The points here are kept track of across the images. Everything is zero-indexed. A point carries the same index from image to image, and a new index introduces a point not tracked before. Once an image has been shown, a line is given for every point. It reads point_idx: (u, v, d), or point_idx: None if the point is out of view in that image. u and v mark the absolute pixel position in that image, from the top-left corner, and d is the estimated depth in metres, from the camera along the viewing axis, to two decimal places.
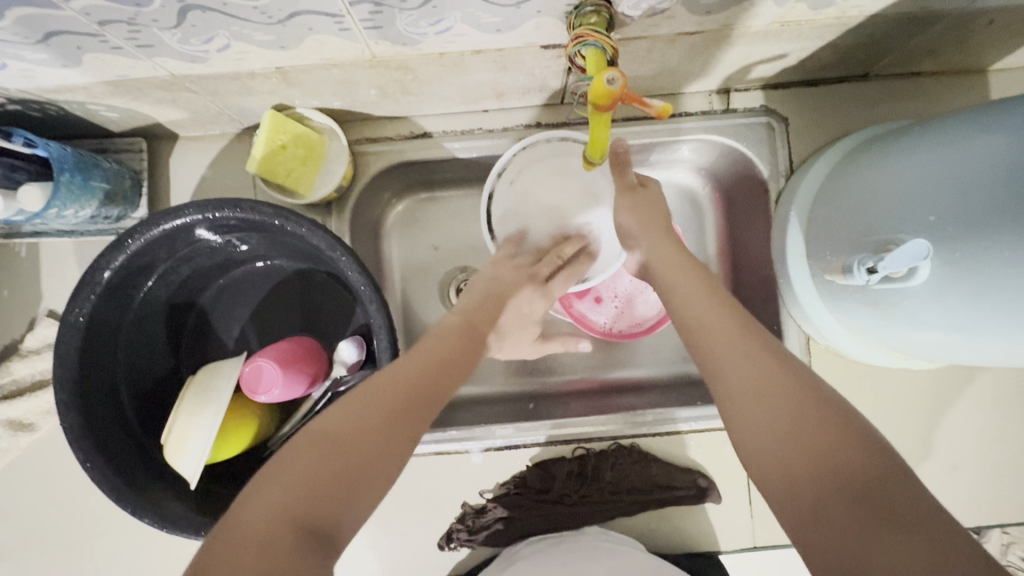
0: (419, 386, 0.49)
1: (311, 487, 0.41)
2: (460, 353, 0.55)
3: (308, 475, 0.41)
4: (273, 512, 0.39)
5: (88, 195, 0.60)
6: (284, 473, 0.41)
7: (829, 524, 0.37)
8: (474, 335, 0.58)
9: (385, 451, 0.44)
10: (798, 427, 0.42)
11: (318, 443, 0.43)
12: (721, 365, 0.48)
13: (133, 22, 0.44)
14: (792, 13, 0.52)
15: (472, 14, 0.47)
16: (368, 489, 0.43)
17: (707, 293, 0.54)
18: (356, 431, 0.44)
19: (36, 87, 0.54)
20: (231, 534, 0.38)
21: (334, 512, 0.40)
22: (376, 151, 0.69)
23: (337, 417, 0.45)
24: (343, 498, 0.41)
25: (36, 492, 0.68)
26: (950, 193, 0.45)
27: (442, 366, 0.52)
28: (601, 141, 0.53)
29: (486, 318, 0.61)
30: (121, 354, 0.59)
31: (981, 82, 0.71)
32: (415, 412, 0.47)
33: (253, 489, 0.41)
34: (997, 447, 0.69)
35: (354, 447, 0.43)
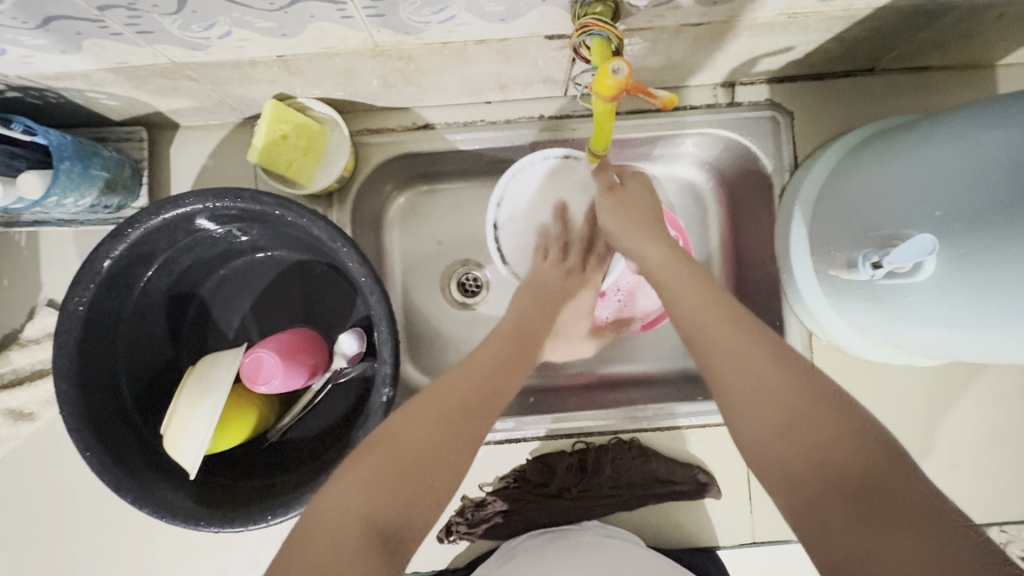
0: (476, 394, 0.51)
1: (379, 492, 0.43)
2: (511, 358, 0.56)
3: (385, 481, 0.43)
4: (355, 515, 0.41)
5: (88, 184, 0.59)
6: (361, 476, 0.43)
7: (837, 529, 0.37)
8: (525, 340, 0.59)
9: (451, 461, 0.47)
10: (800, 429, 0.41)
11: (392, 448, 0.45)
12: (720, 362, 0.47)
13: (133, 7, 0.43)
14: (799, 4, 0.51)
15: (476, 3, 0.46)
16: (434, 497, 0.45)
17: (703, 289, 0.52)
18: (428, 441, 0.46)
19: (36, 74, 0.53)
20: (310, 533, 0.41)
21: (403, 520, 0.43)
22: (378, 142, 0.69)
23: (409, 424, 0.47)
24: (414, 506, 0.44)
25: (36, 482, 0.68)
26: (957, 187, 0.45)
27: (499, 376, 0.54)
28: (605, 132, 0.52)
29: (540, 321, 0.62)
30: (120, 344, 0.59)
31: (988, 78, 0.70)
32: (475, 420, 0.49)
33: (334, 488, 0.43)
34: (999, 446, 0.69)
35: (419, 454, 0.45)
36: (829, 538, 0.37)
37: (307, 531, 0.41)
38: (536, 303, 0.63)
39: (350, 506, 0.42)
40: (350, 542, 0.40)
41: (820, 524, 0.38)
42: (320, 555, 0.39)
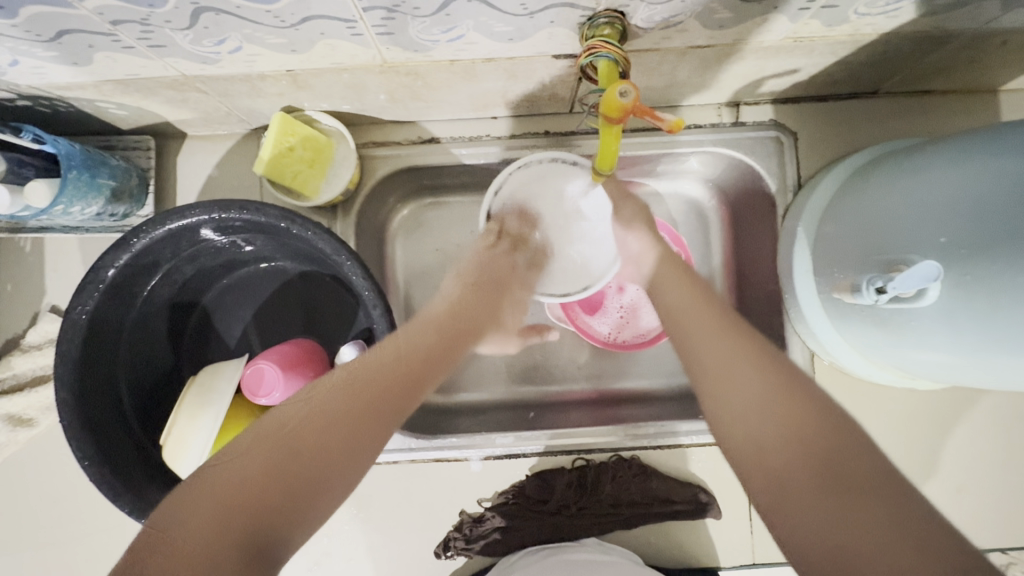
0: (385, 382, 0.46)
1: (236, 505, 0.37)
2: (440, 345, 0.53)
3: (243, 486, 0.38)
4: (215, 521, 0.36)
5: (94, 192, 0.59)
6: (216, 487, 0.38)
7: (825, 522, 0.36)
8: (458, 328, 0.57)
9: (342, 452, 0.42)
10: (801, 442, 0.40)
11: (265, 443, 0.41)
12: (716, 378, 0.47)
13: (146, 22, 0.44)
14: (805, 29, 0.51)
15: (485, 22, 0.47)
16: (304, 505, 0.40)
17: (697, 310, 0.53)
18: (307, 433, 0.41)
19: (47, 84, 0.54)
20: (159, 536, 0.36)
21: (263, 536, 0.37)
22: (384, 155, 0.69)
23: (282, 424, 0.42)
24: (274, 516, 0.38)
25: (33, 487, 0.68)
26: (963, 213, 0.44)
27: (415, 359, 0.49)
28: (612, 153, 0.52)
29: (479, 310, 0.61)
30: (122, 352, 0.59)
31: (991, 101, 0.71)
32: (376, 415, 0.44)
33: (195, 491, 0.38)
34: (1003, 471, 0.68)
35: (290, 452, 0.40)
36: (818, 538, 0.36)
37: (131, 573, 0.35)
38: (479, 293, 0.63)
39: (207, 512, 0.37)
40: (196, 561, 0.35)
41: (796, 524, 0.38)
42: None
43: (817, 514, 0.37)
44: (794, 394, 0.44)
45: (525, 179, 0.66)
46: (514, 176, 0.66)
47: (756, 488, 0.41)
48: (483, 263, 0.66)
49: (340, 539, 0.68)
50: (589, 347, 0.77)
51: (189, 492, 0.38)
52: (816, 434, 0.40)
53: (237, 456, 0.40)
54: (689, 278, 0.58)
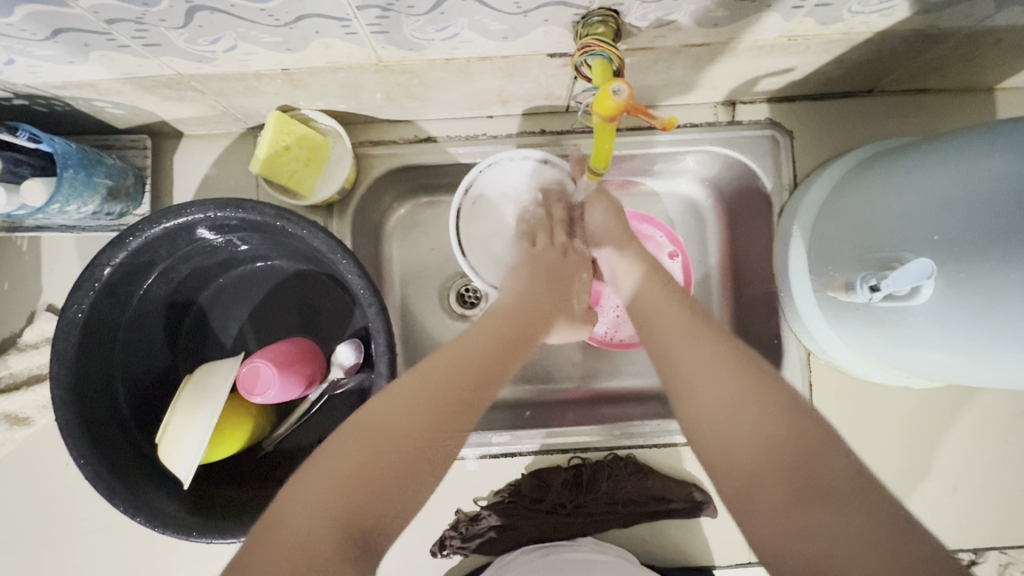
0: (466, 378, 0.50)
1: (348, 493, 0.42)
2: (508, 338, 0.56)
3: (353, 475, 0.42)
4: (320, 514, 0.40)
5: (90, 191, 0.60)
6: (329, 475, 0.42)
7: (791, 518, 0.39)
8: (524, 319, 0.59)
9: (428, 450, 0.46)
10: (770, 443, 0.42)
11: (360, 438, 0.44)
12: (691, 382, 0.49)
13: (141, 21, 0.44)
14: (799, 27, 0.52)
15: (479, 21, 0.47)
16: (406, 490, 0.45)
17: (672, 310, 0.56)
18: (407, 426, 0.46)
19: (43, 83, 0.54)
20: (282, 523, 0.40)
21: (373, 521, 0.42)
22: (380, 154, 0.69)
23: (381, 416, 0.46)
24: (382, 501, 0.43)
25: (29, 486, 0.68)
26: (958, 210, 0.45)
27: (489, 354, 0.54)
28: (606, 152, 0.52)
29: (541, 303, 0.62)
30: (118, 350, 0.59)
31: (987, 100, 0.71)
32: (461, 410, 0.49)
33: (308, 480, 0.43)
34: (999, 469, 0.68)
35: (392, 443, 0.45)
36: (785, 533, 0.39)
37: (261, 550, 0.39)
38: (544, 285, 0.64)
39: (314, 505, 0.41)
40: (322, 541, 0.39)
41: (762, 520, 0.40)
42: (284, 559, 0.38)
43: (783, 514, 0.39)
44: (764, 395, 0.45)
45: (500, 173, 0.67)
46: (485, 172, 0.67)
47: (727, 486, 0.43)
48: (530, 254, 0.67)
49: None
50: (585, 346, 0.77)
51: (303, 480, 0.43)
52: (785, 435, 0.43)
53: (343, 446, 0.44)
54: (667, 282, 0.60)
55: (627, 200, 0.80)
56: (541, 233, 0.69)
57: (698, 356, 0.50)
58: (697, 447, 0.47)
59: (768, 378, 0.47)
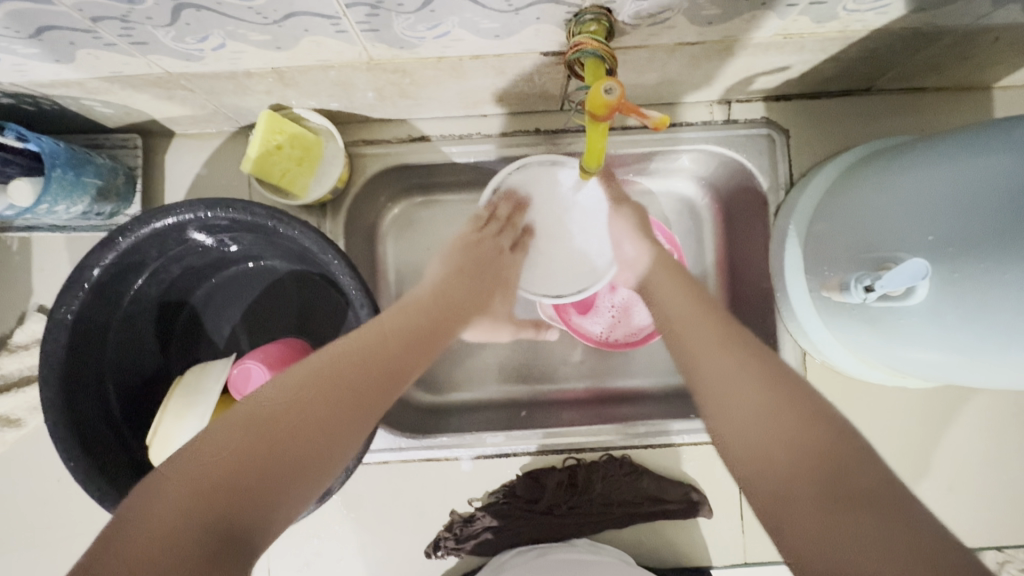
0: (373, 366, 0.48)
1: (222, 490, 0.38)
2: (424, 329, 0.55)
3: (233, 468, 0.39)
4: (186, 514, 0.36)
5: (80, 192, 0.59)
6: (199, 468, 0.39)
7: (821, 532, 0.37)
8: (442, 312, 0.59)
9: (323, 442, 0.43)
10: (800, 455, 0.40)
11: (244, 429, 0.41)
12: (718, 398, 0.47)
13: (127, 19, 0.43)
14: (794, 26, 0.51)
15: (470, 19, 0.46)
16: (295, 488, 0.41)
17: (696, 317, 0.53)
18: (300, 412, 0.43)
19: (30, 81, 0.53)
20: (135, 523, 0.36)
21: (252, 521, 0.38)
22: (373, 153, 0.69)
23: (270, 404, 0.43)
24: (267, 499, 0.40)
25: (20, 487, 0.68)
26: (953, 211, 0.44)
27: (402, 340, 0.51)
28: (598, 151, 0.52)
29: (463, 292, 0.64)
30: (108, 351, 0.58)
31: (984, 98, 0.71)
32: (365, 401, 0.46)
33: (175, 471, 0.39)
34: (995, 469, 0.68)
35: (279, 434, 0.41)
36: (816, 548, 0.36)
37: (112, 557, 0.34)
38: (468, 278, 0.65)
39: (177, 502, 0.37)
40: (191, 543, 0.35)
41: (796, 535, 0.38)
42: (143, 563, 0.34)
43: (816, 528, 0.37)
44: (794, 406, 0.43)
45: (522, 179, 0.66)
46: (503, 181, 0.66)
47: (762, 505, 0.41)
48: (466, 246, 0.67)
49: (331, 540, 0.68)
50: (581, 346, 0.77)
51: (170, 473, 0.39)
52: (819, 445, 0.40)
53: (223, 436, 0.41)
54: (687, 288, 0.57)
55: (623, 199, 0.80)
56: (488, 226, 0.67)
57: (722, 370, 0.48)
58: (728, 460, 0.45)
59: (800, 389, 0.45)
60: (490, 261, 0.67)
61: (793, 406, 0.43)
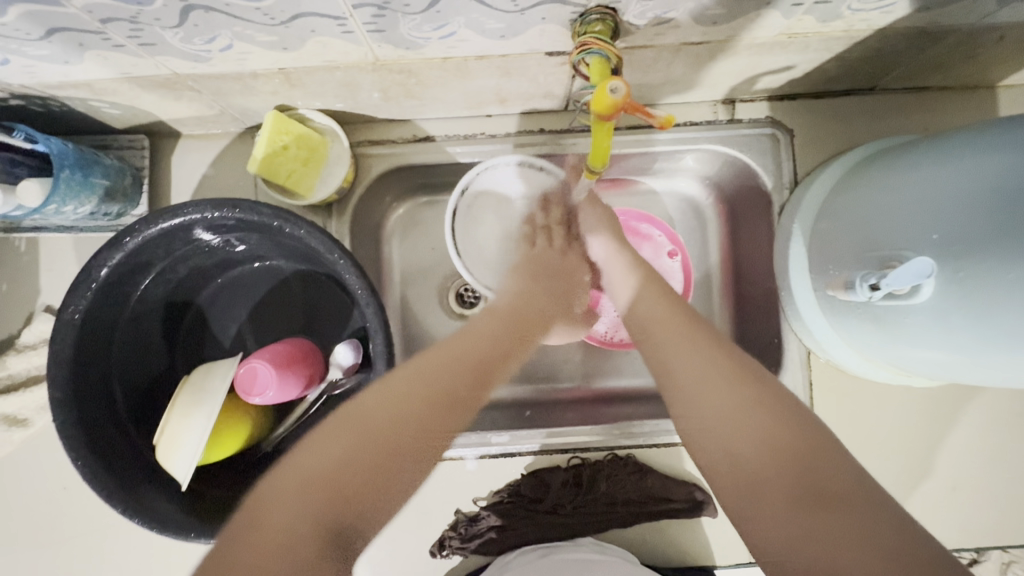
0: (463, 375, 0.50)
1: (336, 491, 0.40)
2: (503, 336, 0.57)
3: (343, 470, 0.41)
4: (300, 511, 0.39)
5: (88, 192, 0.59)
6: (311, 467, 0.41)
7: (796, 528, 0.37)
8: (519, 317, 0.60)
9: (419, 444, 0.45)
10: (772, 449, 0.41)
11: (349, 431, 0.43)
12: (689, 395, 0.46)
13: (135, 20, 0.44)
14: (799, 25, 0.51)
15: (476, 19, 0.47)
16: (395, 489, 0.44)
17: (666, 318, 0.54)
18: (400, 417, 0.45)
19: (39, 83, 0.54)
20: (257, 520, 0.39)
21: (356, 521, 0.41)
22: (378, 154, 0.69)
23: (372, 408, 0.45)
24: (371, 501, 0.42)
25: (27, 486, 0.68)
26: (958, 210, 0.44)
27: (485, 351, 0.54)
28: (603, 151, 0.52)
29: (533, 301, 0.63)
30: (115, 351, 0.59)
31: (988, 98, 0.71)
32: (455, 408, 0.48)
33: (292, 470, 0.41)
34: (1000, 468, 0.68)
35: (383, 438, 0.43)
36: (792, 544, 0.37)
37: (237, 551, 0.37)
38: (541, 285, 0.65)
39: (292, 500, 0.39)
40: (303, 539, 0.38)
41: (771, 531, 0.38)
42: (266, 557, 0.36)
43: (790, 523, 0.37)
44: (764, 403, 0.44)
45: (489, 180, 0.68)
46: (482, 176, 0.68)
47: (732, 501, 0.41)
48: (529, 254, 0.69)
49: None
50: (585, 346, 0.77)
51: (285, 472, 0.41)
52: (790, 442, 0.41)
53: (330, 437, 0.43)
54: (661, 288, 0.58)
55: (627, 199, 0.80)
56: (536, 236, 0.70)
57: (693, 367, 0.48)
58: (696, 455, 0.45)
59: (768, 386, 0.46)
60: (558, 265, 0.68)
61: (765, 402, 0.44)
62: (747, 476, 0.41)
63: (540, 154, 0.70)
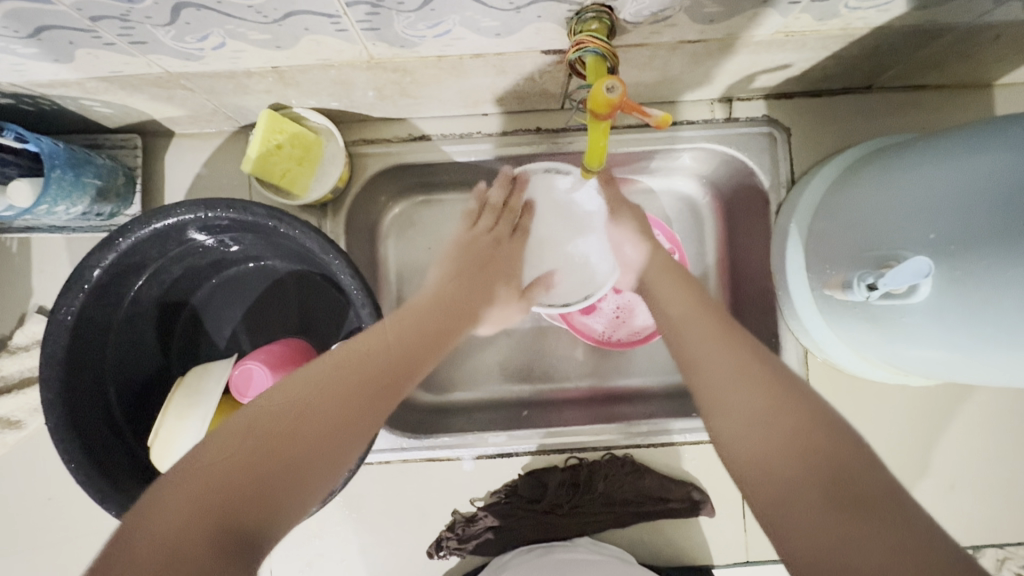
0: (374, 378, 0.49)
1: (234, 492, 0.39)
2: (423, 340, 0.57)
3: (242, 471, 0.40)
4: (193, 512, 0.38)
5: (80, 192, 0.59)
6: (212, 469, 0.40)
7: (825, 532, 0.37)
8: (440, 317, 0.61)
9: (324, 448, 0.44)
10: (805, 453, 0.41)
11: (249, 434, 0.43)
12: (724, 398, 0.47)
13: (126, 18, 0.43)
14: (796, 23, 0.51)
15: (471, 17, 0.46)
16: (296, 492, 0.42)
17: (702, 321, 0.54)
18: (306, 418, 0.44)
19: (29, 81, 0.53)
20: (143, 520, 0.38)
21: (254, 522, 0.39)
22: (373, 153, 0.68)
23: (277, 410, 0.45)
24: (271, 503, 0.41)
25: (20, 489, 0.67)
26: (954, 210, 0.44)
27: (402, 355, 0.53)
28: (600, 149, 0.51)
29: (460, 292, 0.65)
30: (109, 352, 0.58)
31: (985, 96, 0.70)
32: (366, 411, 0.48)
33: (196, 469, 0.40)
34: (996, 467, 0.68)
35: (285, 442, 0.43)
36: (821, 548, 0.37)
37: (125, 550, 0.36)
38: (463, 275, 0.67)
39: (185, 501, 0.38)
40: (196, 535, 0.37)
41: (799, 535, 0.38)
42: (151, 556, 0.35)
43: (820, 528, 0.37)
44: (798, 408, 0.44)
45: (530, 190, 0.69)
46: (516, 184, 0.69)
47: (762, 503, 0.42)
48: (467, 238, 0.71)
49: (331, 540, 0.68)
50: (582, 346, 0.77)
51: (186, 470, 0.40)
52: (827, 448, 0.41)
53: (232, 440, 0.42)
54: (690, 284, 0.60)
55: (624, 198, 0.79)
56: (484, 215, 0.70)
57: (729, 371, 0.49)
58: (728, 458, 0.46)
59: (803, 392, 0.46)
60: (484, 254, 0.69)
61: (798, 407, 0.44)
62: (777, 478, 0.41)
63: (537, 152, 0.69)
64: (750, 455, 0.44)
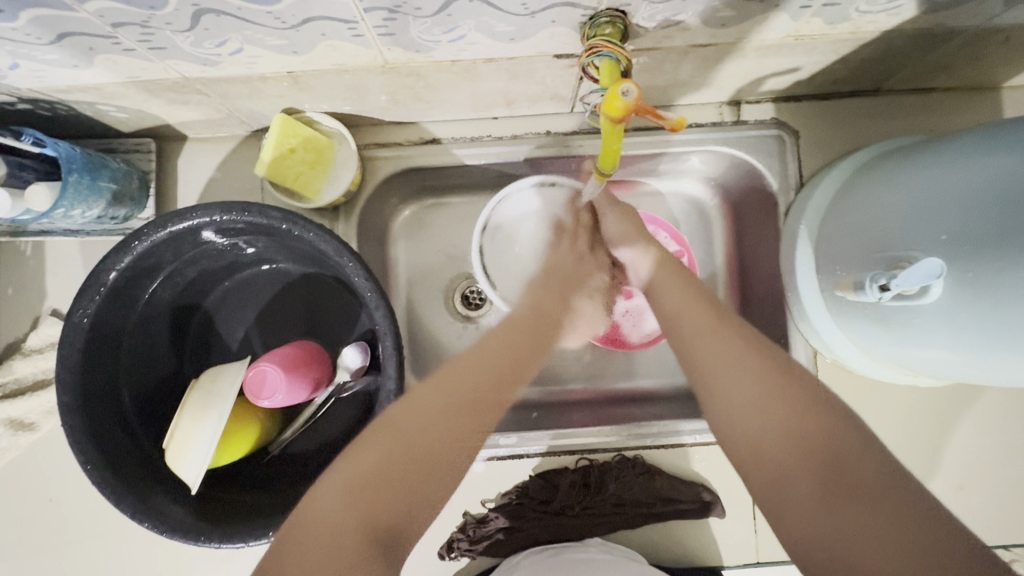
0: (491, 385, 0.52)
1: (380, 496, 0.43)
2: (529, 342, 0.58)
3: (387, 477, 0.44)
4: (348, 518, 0.42)
5: (96, 196, 0.59)
6: (358, 475, 0.44)
7: (826, 520, 0.38)
8: (539, 320, 0.60)
9: (454, 454, 0.48)
10: (803, 442, 0.42)
11: (389, 441, 0.45)
12: (720, 386, 0.48)
13: (147, 24, 0.44)
14: (807, 27, 0.51)
15: (487, 23, 0.47)
16: (432, 493, 0.46)
17: (694, 307, 0.54)
18: (437, 425, 0.47)
19: (47, 87, 0.53)
20: (308, 523, 0.42)
21: (401, 521, 0.44)
22: (385, 156, 0.69)
23: (410, 415, 0.47)
24: (415, 506, 0.45)
25: (33, 491, 0.68)
26: (964, 211, 0.44)
27: (510, 359, 0.55)
28: (613, 152, 0.52)
29: (553, 301, 0.63)
30: (123, 355, 0.59)
31: (993, 98, 0.71)
32: (485, 416, 0.51)
33: (341, 475, 0.44)
34: (1006, 467, 0.68)
35: (422, 449, 0.46)
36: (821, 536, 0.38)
37: (294, 553, 0.40)
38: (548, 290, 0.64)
39: (342, 507, 0.42)
40: (353, 536, 0.41)
41: (800, 522, 0.40)
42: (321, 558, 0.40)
43: (820, 518, 0.39)
44: (795, 396, 0.45)
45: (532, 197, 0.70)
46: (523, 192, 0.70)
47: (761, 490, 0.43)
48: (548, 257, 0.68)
49: None
50: (591, 347, 0.77)
51: (334, 477, 0.44)
52: (822, 434, 0.42)
53: (373, 445, 0.45)
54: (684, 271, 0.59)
55: (633, 200, 0.80)
56: (565, 239, 0.68)
57: (724, 359, 0.49)
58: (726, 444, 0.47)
59: (800, 379, 0.47)
60: (571, 272, 0.66)
61: (795, 395, 0.45)
62: (776, 468, 0.42)
63: (547, 155, 0.70)
64: (749, 444, 0.45)
